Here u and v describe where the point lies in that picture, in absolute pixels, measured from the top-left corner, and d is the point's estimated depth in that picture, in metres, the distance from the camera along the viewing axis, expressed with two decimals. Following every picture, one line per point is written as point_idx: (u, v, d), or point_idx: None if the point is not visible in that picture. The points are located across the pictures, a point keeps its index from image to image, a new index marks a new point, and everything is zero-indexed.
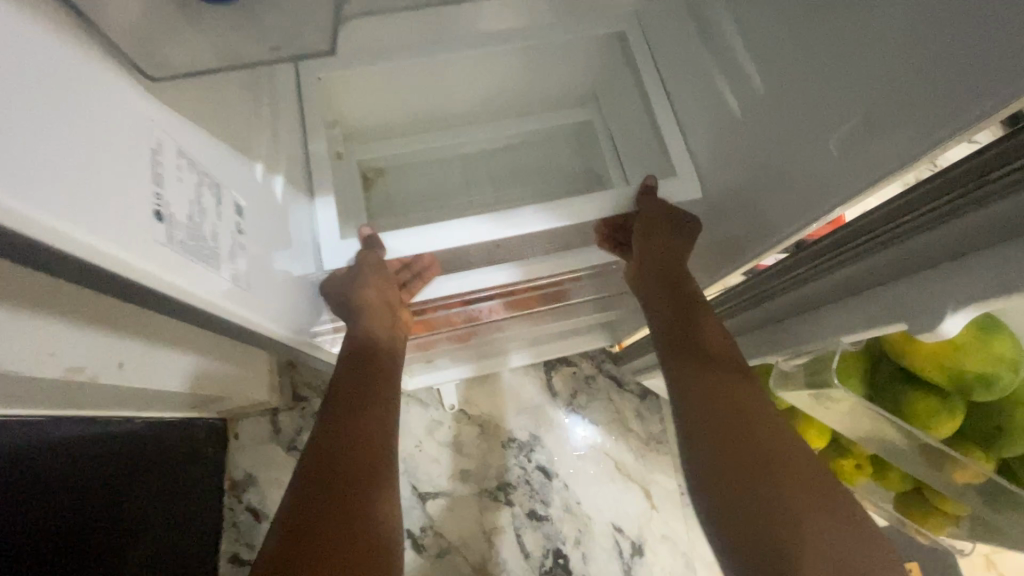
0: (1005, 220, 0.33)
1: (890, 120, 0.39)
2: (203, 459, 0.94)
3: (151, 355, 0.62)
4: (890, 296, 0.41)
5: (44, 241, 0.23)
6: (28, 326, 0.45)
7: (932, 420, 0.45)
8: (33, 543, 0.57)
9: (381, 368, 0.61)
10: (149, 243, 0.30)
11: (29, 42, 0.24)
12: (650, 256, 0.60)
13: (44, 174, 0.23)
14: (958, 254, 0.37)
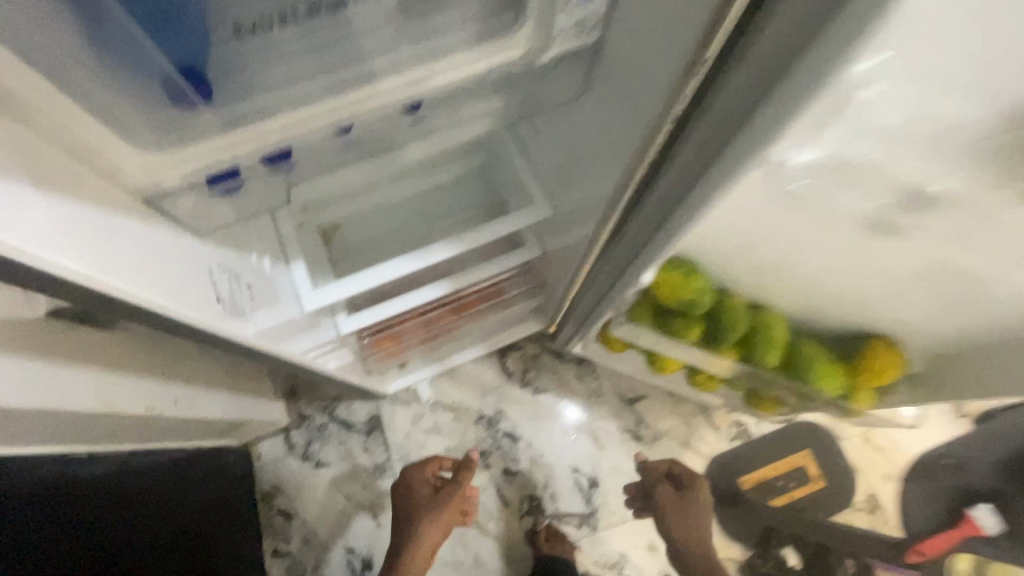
0: (642, 224, 0.58)
1: (585, 176, 0.60)
2: (237, 476, 1.18)
3: (193, 393, 0.87)
4: (625, 269, 0.67)
5: (183, 318, 0.50)
6: (123, 381, 0.70)
7: (685, 331, 0.72)
8: (137, 535, 0.81)
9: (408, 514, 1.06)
10: (216, 313, 0.56)
11: (159, 228, 0.51)
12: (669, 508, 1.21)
13: (173, 289, 0.50)
14: (634, 244, 0.61)
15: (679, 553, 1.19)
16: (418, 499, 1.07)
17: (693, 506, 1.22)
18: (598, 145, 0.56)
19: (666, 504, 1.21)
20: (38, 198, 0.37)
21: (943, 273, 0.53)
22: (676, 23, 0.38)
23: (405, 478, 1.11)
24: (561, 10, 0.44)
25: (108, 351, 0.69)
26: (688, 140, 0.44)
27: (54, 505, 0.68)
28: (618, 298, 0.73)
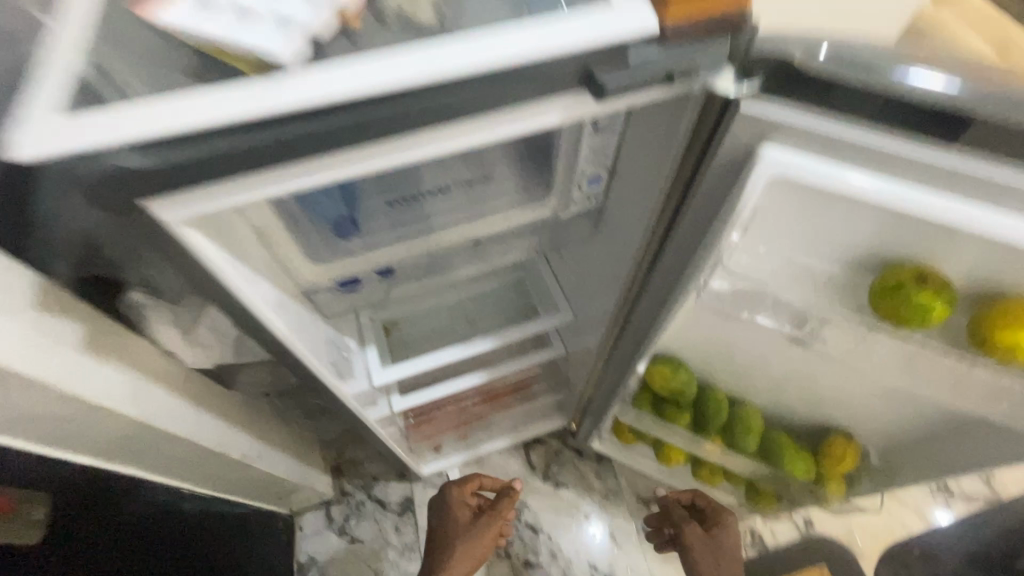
0: (632, 336, 0.77)
1: (600, 294, 0.81)
2: (281, 542, 1.30)
3: (272, 452, 1.05)
4: (625, 369, 0.85)
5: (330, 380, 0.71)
6: (233, 433, 0.90)
7: (677, 418, 0.87)
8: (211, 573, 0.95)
9: (450, 527, 1.00)
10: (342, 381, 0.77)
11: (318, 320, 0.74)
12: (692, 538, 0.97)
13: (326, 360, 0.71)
14: (630, 348, 0.80)
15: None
16: (452, 524, 1.00)
17: (718, 545, 0.96)
18: (608, 274, 0.76)
19: (692, 537, 0.96)
20: (278, 296, 0.60)
21: (883, 389, 0.66)
22: (642, 210, 0.59)
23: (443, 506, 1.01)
24: (577, 188, 0.68)
25: (227, 408, 0.90)
26: (650, 281, 0.64)
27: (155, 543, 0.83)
28: (624, 391, 0.90)
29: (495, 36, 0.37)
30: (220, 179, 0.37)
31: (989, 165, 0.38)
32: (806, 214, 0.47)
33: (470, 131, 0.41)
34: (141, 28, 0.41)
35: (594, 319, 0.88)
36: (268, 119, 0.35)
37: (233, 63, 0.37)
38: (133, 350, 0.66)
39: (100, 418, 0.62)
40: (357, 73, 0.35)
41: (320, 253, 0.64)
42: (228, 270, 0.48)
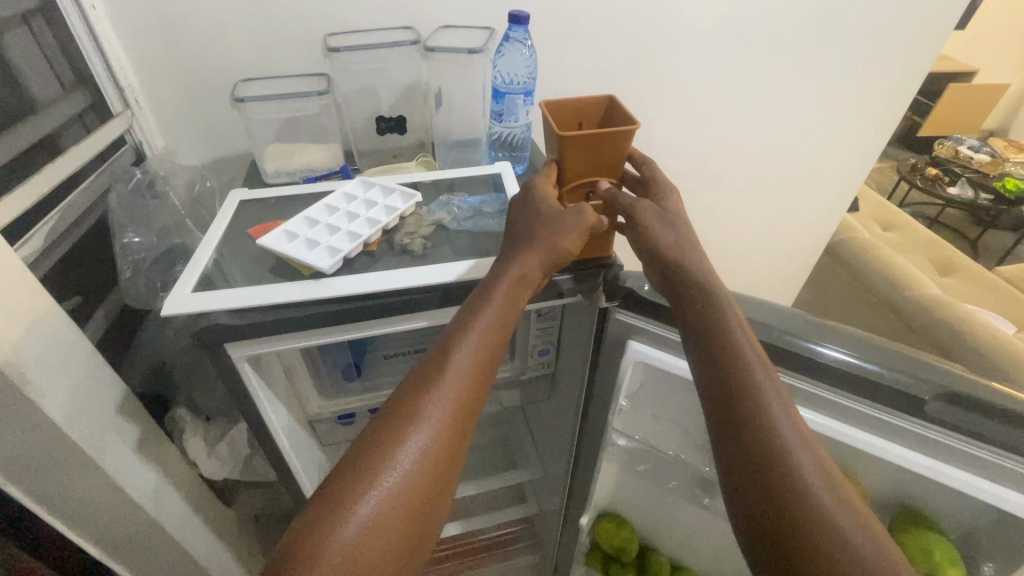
0: (573, 491, 0.88)
1: (558, 448, 0.95)
2: None
3: None
4: (573, 525, 0.93)
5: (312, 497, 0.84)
6: (220, 551, 0.98)
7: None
8: None
9: (534, 259, 0.55)
10: None
11: (320, 444, 0.91)
12: (653, 223, 0.55)
13: (314, 476, 0.86)
14: (576, 503, 0.90)
15: (701, 370, 0.49)
16: (533, 225, 0.56)
17: (675, 219, 0.56)
18: (561, 427, 0.91)
19: (648, 225, 0.55)
20: (290, 420, 0.78)
21: None
22: (573, 380, 0.77)
23: (524, 197, 0.59)
24: (531, 357, 0.89)
25: (221, 526, 1.00)
26: (577, 442, 0.78)
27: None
28: (576, 544, 0.96)
29: (459, 266, 0.62)
30: (281, 333, 0.59)
31: (786, 377, 0.58)
32: (670, 385, 0.67)
33: (443, 314, 0.64)
34: (251, 242, 0.68)
35: (555, 472, 0.99)
36: (321, 300, 0.58)
37: (301, 269, 0.62)
38: (169, 453, 0.83)
39: (126, 517, 0.76)
40: (375, 280, 0.60)
41: (329, 391, 0.86)
42: (262, 396, 0.67)
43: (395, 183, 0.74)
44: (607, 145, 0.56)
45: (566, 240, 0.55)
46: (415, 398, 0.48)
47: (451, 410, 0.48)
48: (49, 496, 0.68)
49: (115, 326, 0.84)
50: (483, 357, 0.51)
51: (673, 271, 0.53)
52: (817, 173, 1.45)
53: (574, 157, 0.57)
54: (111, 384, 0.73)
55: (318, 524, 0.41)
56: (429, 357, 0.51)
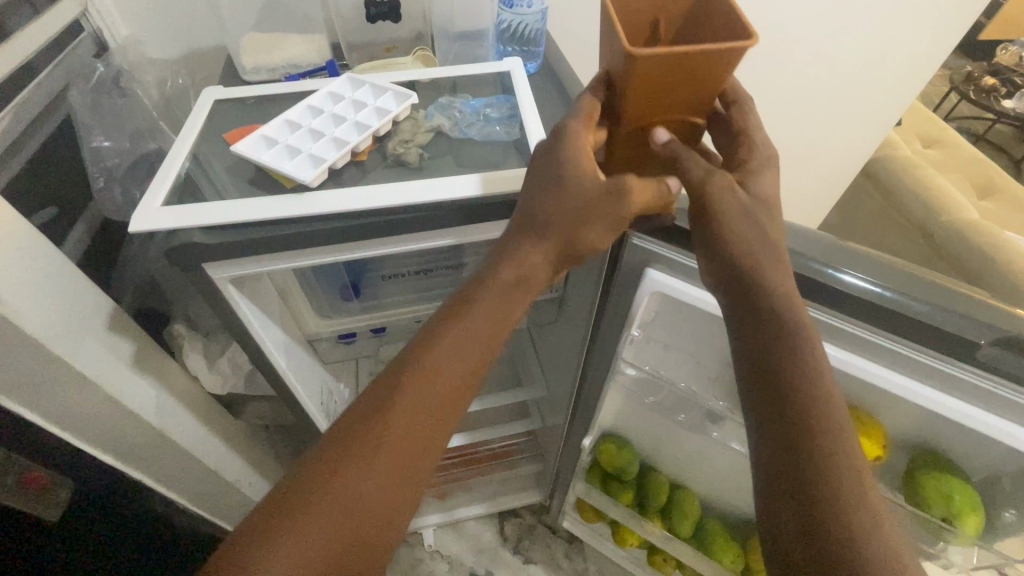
0: (576, 412, 0.87)
1: (564, 373, 0.94)
2: None
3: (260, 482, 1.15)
4: (573, 444, 0.94)
5: (312, 413, 0.84)
6: (230, 456, 1.02)
7: (619, 494, 0.94)
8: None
9: (538, 255, 0.49)
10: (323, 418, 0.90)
11: (319, 362, 0.90)
12: (739, 214, 0.46)
13: (314, 393, 0.86)
14: (578, 426, 0.90)
15: (761, 398, 0.43)
16: (562, 201, 0.47)
17: (761, 207, 0.46)
18: (567, 350, 0.89)
19: (728, 217, 0.46)
20: (287, 340, 0.76)
21: None
22: (582, 307, 0.73)
23: (550, 160, 0.48)
24: None
25: (229, 434, 1.02)
26: (585, 368, 0.76)
27: (148, 557, 0.91)
28: (574, 462, 0.98)
29: (459, 180, 0.55)
30: (263, 253, 0.54)
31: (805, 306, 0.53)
32: (688, 317, 0.62)
33: (439, 235, 0.58)
34: (227, 148, 0.61)
35: (559, 393, 0.99)
36: (303, 217, 0.52)
37: (283, 180, 0.55)
38: (169, 367, 0.83)
39: (130, 427, 0.76)
40: (363, 195, 0.53)
41: (327, 310, 0.84)
42: (249, 317, 0.64)
43: (389, 82, 0.65)
44: (693, 79, 0.45)
45: (600, 233, 0.48)
46: (383, 418, 0.45)
47: (424, 431, 0.46)
48: (47, 411, 0.67)
49: (98, 239, 0.80)
50: (468, 371, 0.48)
51: (733, 274, 0.46)
52: (864, 76, 1.30)
53: (644, 89, 0.45)
54: (95, 301, 0.70)
55: (264, 542, 0.40)
56: (412, 362, 0.47)
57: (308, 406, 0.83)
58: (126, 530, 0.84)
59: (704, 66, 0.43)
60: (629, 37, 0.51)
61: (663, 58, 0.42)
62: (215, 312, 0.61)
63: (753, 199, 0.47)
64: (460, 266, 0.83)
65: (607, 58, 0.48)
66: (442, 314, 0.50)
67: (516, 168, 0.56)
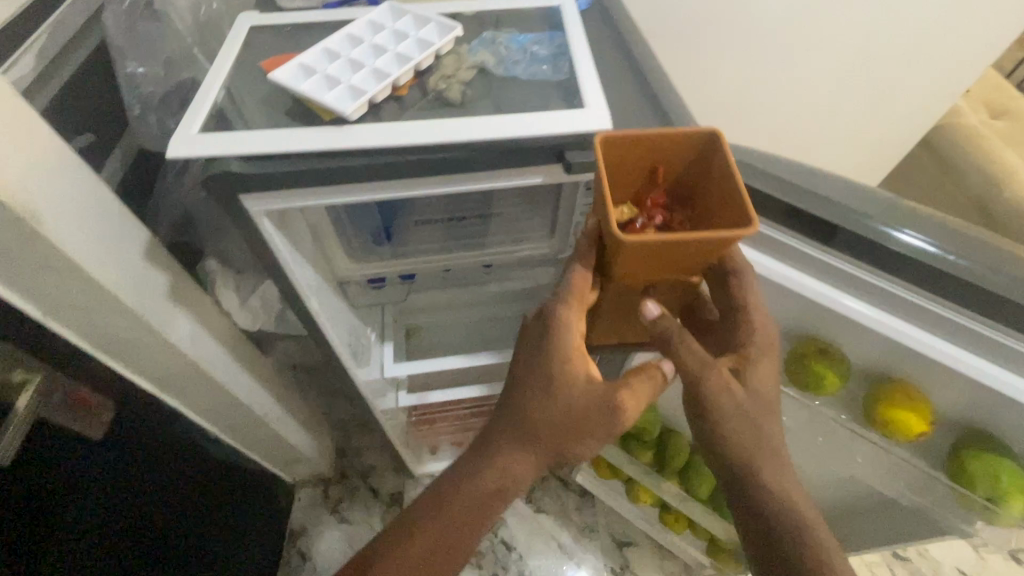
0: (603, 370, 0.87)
1: None
2: (277, 507, 1.43)
3: (286, 418, 1.20)
4: None
5: (342, 355, 0.85)
6: (258, 390, 1.05)
7: (639, 453, 0.94)
8: (208, 503, 1.06)
9: (528, 445, 0.56)
10: (351, 361, 0.91)
11: (348, 306, 0.90)
12: (736, 419, 0.50)
13: (343, 335, 0.86)
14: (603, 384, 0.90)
15: (755, 564, 0.52)
16: (552, 408, 0.54)
17: (756, 408, 0.51)
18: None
19: (721, 420, 0.50)
20: (318, 279, 0.77)
21: (811, 453, 0.73)
22: None
23: (536, 367, 0.54)
24: (572, 234, 0.82)
25: (257, 370, 1.05)
26: None
27: (183, 479, 0.96)
28: None
29: (501, 119, 0.52)
30: (301, 187, 0.53)
31: (862, 270, 0.53)
32: None
33: (478, 179, 0.55)
34: (263, 78, 0.59)
35: None
36: (344, 151, 0.51)
37: (322, 113, 0.53)
38: (202, 301, 0.84)
39: (167, 357, 0.79)
40: (404, 131, 0.51)
41: (359, 252, 0.83)
42: (284, 255, 0.64)
43: (431, 13, 0.61)
44: (680, 254, 0.47)
45: (592, 428, 0.55)
46: (410, 553, 0.59)
47: (440, 562, 0.59)
48: (89, 335, 0.70)
49: (133, 170, 0.80)
50: (480, 520, 0.59)
51: (723, 465, 0.52)
52: None
53: (632, 263, 0.48)
54: (135, 232, 0.71)
55: None
56: (435, 511, 0.59)
57: (338, 347, 0.83)
58: (165, 455, 0.89)
59: (695, 246, 0.45)
60: (622, 179, 0.52)
61: (651, 244, 0.44)
62: (250, 247, 0.61)
63: (746, 402, 0.50)
64: (493, 213, 0.82)
65: (595, 216, 0.52)
66: (454, 472, 0.60)
67: (563, 108, 0.53)
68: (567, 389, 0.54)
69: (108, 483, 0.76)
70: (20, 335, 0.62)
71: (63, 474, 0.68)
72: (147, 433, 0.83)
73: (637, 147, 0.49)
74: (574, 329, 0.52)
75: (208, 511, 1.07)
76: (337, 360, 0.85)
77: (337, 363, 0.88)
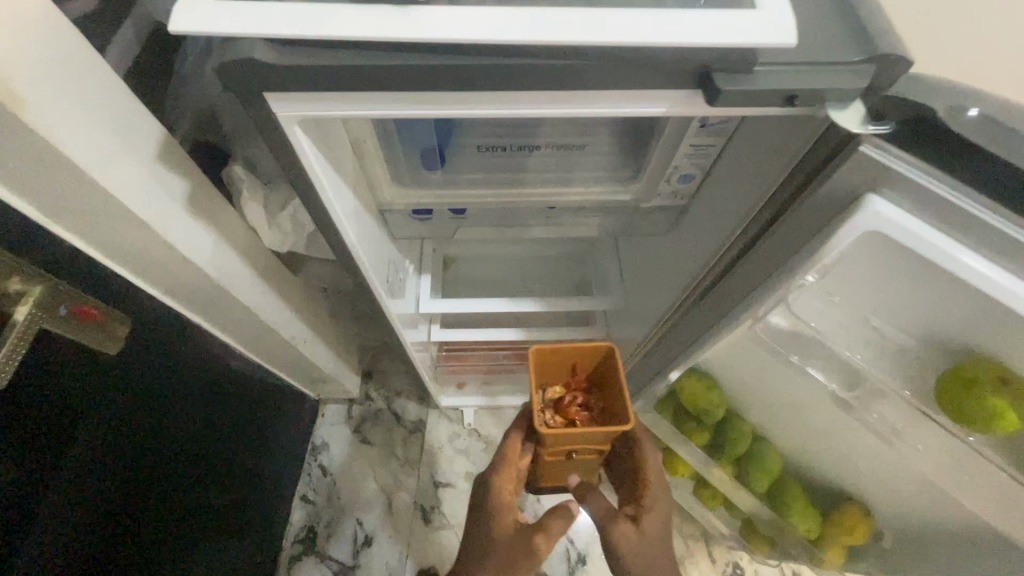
0: (671, 340, 0.76)
1: (658, 288, 0.81)
2: (301, 421, 1.43)
3: (314, 341, 1.14)
4: (651, 367, 0.84)
5: (375, 287, 0.77)
6: (285, 311, 0.98)
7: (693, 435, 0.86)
8: (231, 415, 1.05)
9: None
10: (385, 293, 0.83)
11: (385, 233, 0.80)
12: (639, 552, 0.69)
13: (378, 264, 0.77)
14: (665, 356, 0.79)
15: None
16: (494, 548, 0.73)
17: (650, 541, 0.71)
18: (673, 272, 0.75)
19: (629, 552, 0.69)
20: (356, 203, 0.66)
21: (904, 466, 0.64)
22: (725, 220, 0.58)
23: (484, 519, 0.75)
24: (665, 182, 0.67)
25: (284, 292, 0.98)
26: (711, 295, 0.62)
27: (199, 394, 0.92)
28: (641, 386, 0.89)
29: (626, 10, 0.36)
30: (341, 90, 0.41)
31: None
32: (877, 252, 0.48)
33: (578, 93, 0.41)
34: None
35: (646, 313, 0.86)
36: (402, 46, 0.38)
37: None
38: (220, 214, 0.74)
39: (184, 271, 0.71)
40: (489, 20, 0.36)
41: (407, 177, 0.71)
42: (320, 178, 0.53)
43: None
44: (584, 438, 0.73)
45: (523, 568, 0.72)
46: None
47: None
48: (94, 241, 0.61)
49: (147, 47, 0.67)
50: None
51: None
52: None
53: (557, 440, 0.73)
54: (144, 125, 0.60)
55: None
56: None
57: (371, 280, 0.75)
58: (181, 369, 0.85)
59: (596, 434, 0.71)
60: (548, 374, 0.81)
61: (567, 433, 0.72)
62: (276, 159, 0.49)
63: (643, 537, 0.70)
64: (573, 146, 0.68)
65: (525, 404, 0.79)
66: None
67: (713, 6, 0.38)
68: (503, 529, 0.74)
69: (119, 398, 0.72)
70: (22, 240, 0.53)
71: (67, 390, 0.63)
72: (161, 346, 0.78)
73: (558, 357, 0.79)
74: (499, 490, 0.76)
75: (229, 426, 1.05)
76: (371, 292, 0.77)
77: (372, 296, 0.80)
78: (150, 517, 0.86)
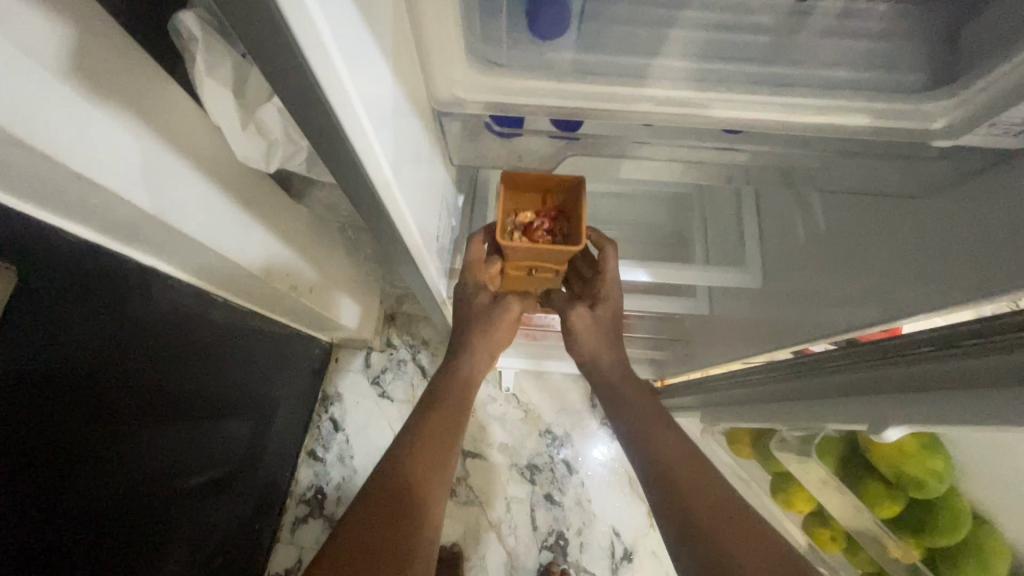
0: (917, 372, 0.46)
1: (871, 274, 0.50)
2: (311, 367, 1.20)
3: (322, 287, 0.86)
4: (839, 396, 0.55)
5: (405, 232, 0.48)
6: (280, 250, 0.69)
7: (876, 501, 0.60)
8: (224, 378, 0.83)
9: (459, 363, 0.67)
10: (420, 238, 0.53)
11: (430, 148, 0.49)
12: (601, 336, 0.66)
13: (416, 199, 0.47)
14: (882, 386, 0.49)
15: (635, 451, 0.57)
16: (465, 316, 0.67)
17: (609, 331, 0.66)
18: (931, 264, 0.44)
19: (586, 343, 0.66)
20: (385, 94, 0.35)
21: None
22: None
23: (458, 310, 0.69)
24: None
25: (278, 225, 0.68)
26: None
27: (172, 367, 0.69)
28: (802, 408, 0.61)
29: None
30: None
31: None
32: None
33: None
34: None
35: (826, 313, 0.56)
36: None
37: None
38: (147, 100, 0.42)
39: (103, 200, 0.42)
40: None
41: (490, 52, 0.41)
42: None
43: None
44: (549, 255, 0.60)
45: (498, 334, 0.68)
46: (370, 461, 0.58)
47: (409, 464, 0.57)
48: None
49: None
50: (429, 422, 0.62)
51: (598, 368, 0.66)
52: None
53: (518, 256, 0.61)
54: None
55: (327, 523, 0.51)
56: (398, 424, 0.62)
57: (401, 222, 0.46)
58: (139, 330, 0.61)
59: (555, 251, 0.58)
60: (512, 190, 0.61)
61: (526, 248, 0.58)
62: None
63: (609, 327, 0.66)
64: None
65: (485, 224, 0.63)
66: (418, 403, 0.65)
67: None
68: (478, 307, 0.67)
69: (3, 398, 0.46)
70: None
71: None
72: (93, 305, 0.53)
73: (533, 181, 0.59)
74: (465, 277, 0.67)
75: (207, 405, 0.80)
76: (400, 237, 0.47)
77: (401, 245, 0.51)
78: (100, 537, 0.62)
